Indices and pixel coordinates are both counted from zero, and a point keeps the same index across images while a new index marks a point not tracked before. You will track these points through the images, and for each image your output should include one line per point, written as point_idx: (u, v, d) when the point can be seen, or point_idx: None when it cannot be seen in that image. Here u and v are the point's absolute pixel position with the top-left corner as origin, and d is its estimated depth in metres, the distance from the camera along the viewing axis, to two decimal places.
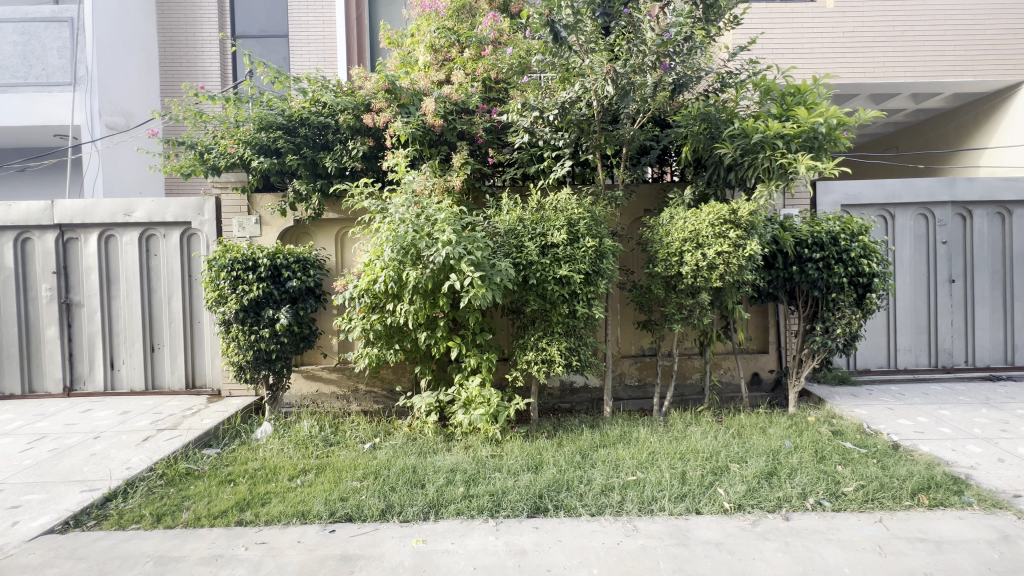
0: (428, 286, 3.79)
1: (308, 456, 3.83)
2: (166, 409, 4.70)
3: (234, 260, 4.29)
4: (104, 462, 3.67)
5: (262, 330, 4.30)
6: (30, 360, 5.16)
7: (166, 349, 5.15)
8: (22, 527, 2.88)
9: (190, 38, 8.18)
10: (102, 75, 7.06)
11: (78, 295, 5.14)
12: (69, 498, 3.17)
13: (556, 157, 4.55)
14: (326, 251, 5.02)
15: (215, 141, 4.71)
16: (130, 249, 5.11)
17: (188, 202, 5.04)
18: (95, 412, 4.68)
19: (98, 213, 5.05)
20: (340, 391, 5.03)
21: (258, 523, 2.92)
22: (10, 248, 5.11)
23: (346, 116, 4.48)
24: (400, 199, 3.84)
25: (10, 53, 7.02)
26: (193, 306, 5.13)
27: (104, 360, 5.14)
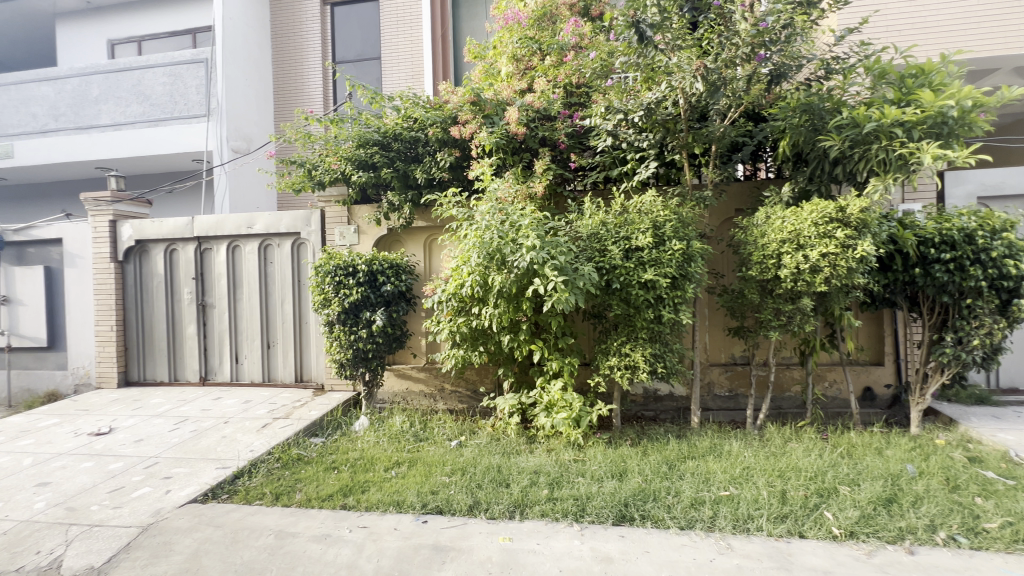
0: (512, 290, 3.89)
1: (401, 449, 4.08)
2: (280, 400, 5.27)
3: (337, 267, 4.72)
4: (233, 444, 4.21)
5: (360, 331, 4.68)
6: (175, 353, 6.04)
7: (280, 346, 5.77)
8: (173, 495, 3.39)
9: (299, 68, 9.13)
10: (229, 107, 8.08)
11: (211, 298, 5.93)
12: (208, 473, 3.67)
13: (639, 158, 4.46)
14: (416, 257, 5.34)
15: (320, 159, 5.18)
16: (252, 257, 5.80)
17: (298, 215, 5.61)
18: (224, 400, 5.38)
19: (227, 226, 5.79)
20: (428, 389, 5.30)
21: (359, 509, 3.18)
22: (161, 258, 6.03)
23: (435, 129, 4.74)
24: (485, 207, 3.96)
25: (162, 93, 8.30)
26: (301, 308, 5.69)
27: (231, 354, 5.88)
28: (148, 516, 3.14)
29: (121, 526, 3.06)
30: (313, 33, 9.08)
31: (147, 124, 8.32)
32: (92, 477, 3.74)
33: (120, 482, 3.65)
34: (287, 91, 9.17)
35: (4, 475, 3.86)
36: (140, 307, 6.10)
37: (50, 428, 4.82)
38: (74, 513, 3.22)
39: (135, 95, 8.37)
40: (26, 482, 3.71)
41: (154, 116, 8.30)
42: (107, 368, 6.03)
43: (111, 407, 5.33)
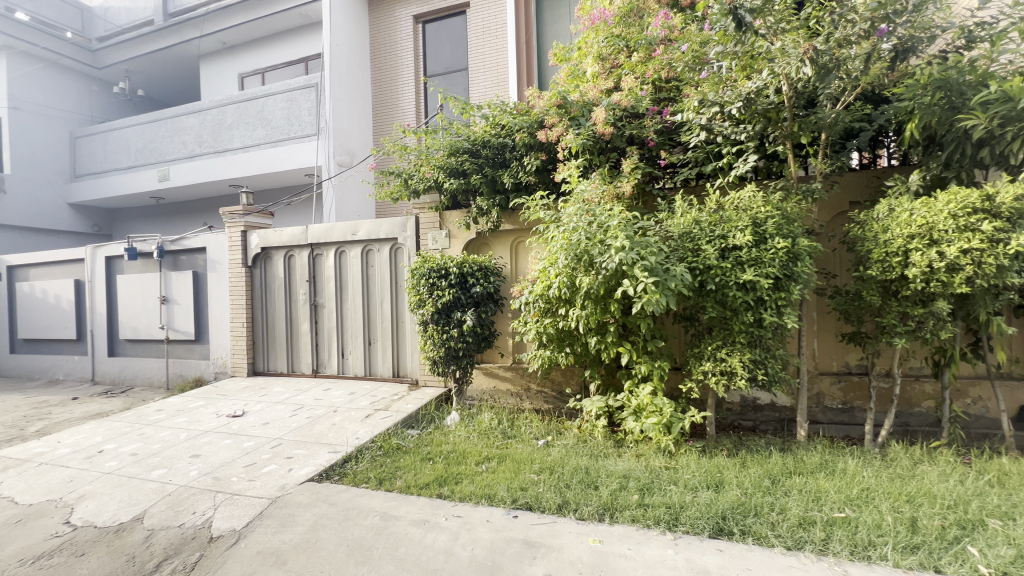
0: (600, 291, 3.85)
1: (490, 445, 4.23)
2: (379, 393, 5.71)
3: (430, 269, 5.01)
4: (341, 431, 4.64)
5: (451, 330, 4.92)
6: (292, 347, 6.79)
7: (380, 343, 6.25)
8: (295, 473, 3.83)
9: (394, 85, 9.80)
10: (336, 125, 8.90)
11: (322, 298, 6.58)
12: (322, 456, 4.09)
13: (736, 152, 4.21)
14: (503, 259, 5.50)
15: (415, 168, 5.52)
16: (355, 261, 6.35)
17: (395, 221, 6.04)
18: (333, 391, 5.94)
19: (335, 234, 6.40)
20: (514, 389, 5.43)
21: (453, 499, 3.35)
22: (281, 263, 6.81)
23: (522, 134, 4.85)
24: (572, 208, 3.98)
25: (281, 117, 9.37)
26: (398, 308, 6.12)
27: (338, 350, 6.48)
28: (275, 489, 3.58)
29: (255, 496, 3.52)
30: (407, 51, 9.69)
31: (269, 144, 9.44)
32: (231, 452, 4.34)
33: (252, 458, 4.19)
34: (384, 107, 9.88)
35: (167, 446, 4.60)
36: (264, 306, 6.94)
37: (198, 409, 5.67)
38: (219, 483, 3.76)
39: (260, 120, 9.54)
40: (183, 454, 4.40)
41: (275, 137, 9.41)
42: (239, 359, 6.94)
43: (243, 393, 6.13)
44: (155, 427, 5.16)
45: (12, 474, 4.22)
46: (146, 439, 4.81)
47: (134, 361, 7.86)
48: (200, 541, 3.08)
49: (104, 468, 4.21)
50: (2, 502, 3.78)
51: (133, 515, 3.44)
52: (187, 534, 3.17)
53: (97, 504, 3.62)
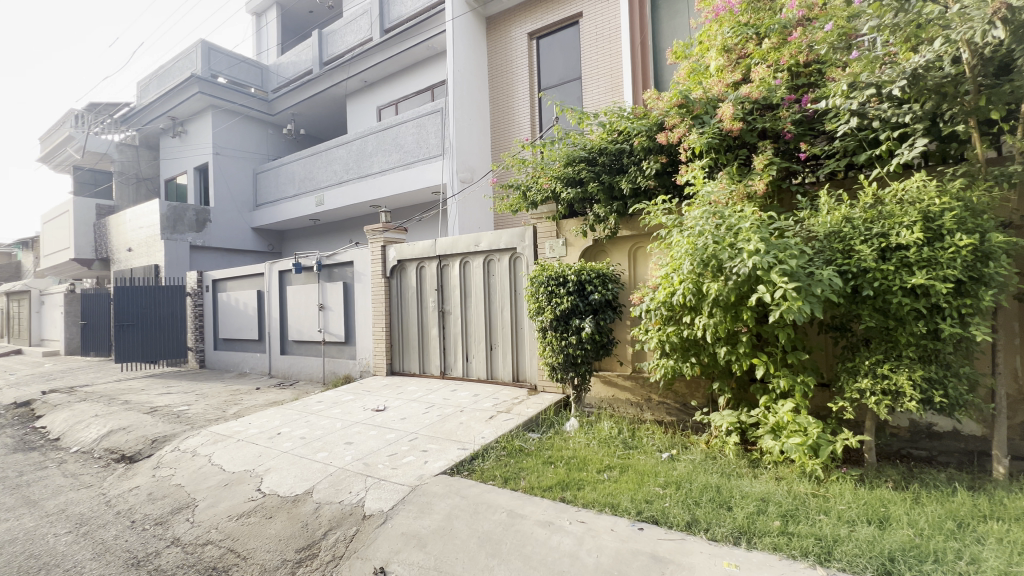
0: (731, 298, 3.61)
1: (611, 454, 4.19)
2: (501, 396, 5.99)
3: (549, 277, 5.14)
4: (468, 429, 4.97)
5: (570, 336, 4.98)
6: (423, 350, 7.44)
7: (500, 348, 6.56)
8: (430, 465, 4.20)
9: (511, 102, 10.26)
10: (459, 145, 9.61)
11: (448, 305, 7.12)
12: (452, 452, 4.43)
13: (898, 136, 3.65)
14: (621, 266, 5.42)
15: (533, 180, 5.72)
16: (478, 270, 6.76)
17: (514, 232, 6.32)
18: (459, 392, 6.38)
19: (459, 246, 6.89)
20: (634, 398, 5.31)
21: (577, 504, 3.39)
22: (414, 273, 7.52)
23: (641, 138, 4.80)
24: (698, 212, 3.80)
25: (412, 141, 10.40)
26: (518, 315, 6.38)
27: (462, 354, 6.95)
28: (414, 478, 3.96)
29: (398, 483, 3.94)
30: (522, 68, 10.08)
31: (402, 167, 10.51)
32: (376, 442, 4.92)
33: (394, 448, 4.70)
34: (501, 124, 10.39)
35: (326, 433, 5.37)
36: (400, 313, 7.71)
37: (349, 402, 6.50)
38: (368, 468, 4.29)
39: (395, 146, 10.68)
40: (339, 440, 5.09)
41: (407, 160, 10.46)
42: (380, 359, 7.81)
43: (383, 390, 6.88)
44: (317, 416, 6.03)
45: (220, 447, 5.28)
46: (310, 426, 5.66)
47: (300, 359, 9.29)
48: (356, 518, 3.55)
49: (281, 447, 5.05)
50: (215, 468, 4.75)
51: (304, 488, 4.08)
52: (346, 510, 3.66)
53: (279, 476, 4.37)
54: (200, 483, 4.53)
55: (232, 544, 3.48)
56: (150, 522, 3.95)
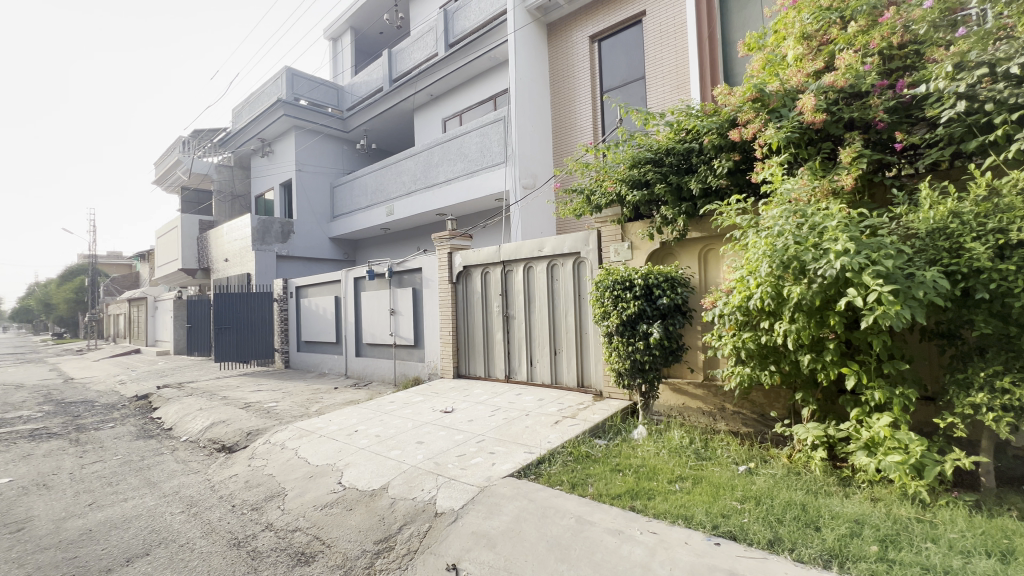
0: (816, 303, 3.36)
1: (683, 464, 4.04)
2: (566, 401, 5.97)
3: (614, 282, 5.07)
4: (534, 433, 5.00)
5: (637, 342, 4.86)
6: (488, 354, 7.59)
7: (565, 353, 6.55)
8: (498, 467, 4.28)
9: (572, 106, 10.25)
10: (521, 152, 9.76)
11: (513, 310, 7.22)
12: (519, 455, 4.48)
13: (1017, 118, 3.25)
14: (691, 270, 5.22)
15: (597, 184, 5.68)
16: (542, 275, 6.81)
17: (578, 236, 6.30)
18: (524, 396, 6.44)
19: (523, 251, 6.97)
20: (706, 407, 5.08)
21: (647, 514, 3.30)
22: (479, 278, 7.69)
23: (711, 137, 4.63)
24: (776, 211, 3.60)
25: (476, 150, 10.68)
26: (582, 319, 6.35)
27: (527, 358, 7.01)
28: (483, 479, 4.05)
29: (467, 483, 4.05)
30: (584, 72, 10.03)
31: (467, 175, 10.83)
32: (446, 442, 5.08)
33: (463, 449, 4.84)
34: (563, 129, 10.40)
35: (399, 432, 5.63)
36: (465, 318, 7.92)
37: (419, 403, 6.77)
38: (439, 467, 4.44)
39: (459, 156, 11.03)
40: (410, 439, 5.32)
41: (471, 168, 10.75)
42: (447, 362, 8.07)
43: (451, 392, 7.09)
44: (390, 415, 6.34)
45: (305, 441, 5.71)
46: (384, 425, 5.96)
47: (373, 360, 9.82)
48: (428, 515, 3.69)
49: (359, 444, 5.37)
50: (301, 461, 5.14)
51: (381, 484, 4.31)
52: (420, 506, 3.82)
53: (357, 471, 4.64)
54: (288, 473, 4.93)
55: (317, 532, 3.75)
56: (247, 507, 4.35)
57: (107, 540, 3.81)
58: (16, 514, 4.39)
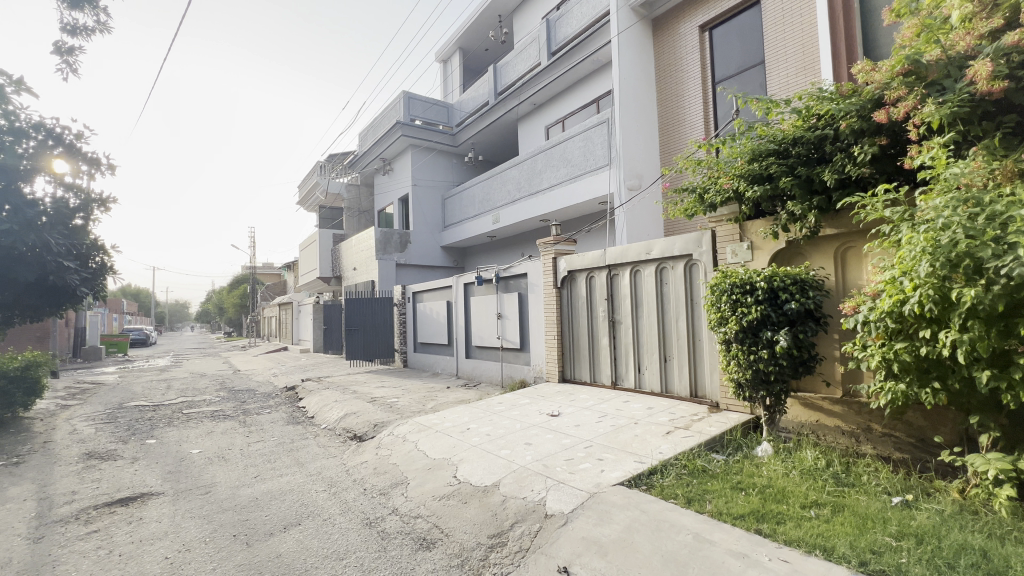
0: (998, 309, 2.81)
1: (819, 489, 3.61)
2: (678, 411, 5.67)
3: (733, 285, 4.70)
4: (645, 443, 4.84)
5: (760, 350, 4.45)
6: (594, 359, 7.51)
7: (676, 360, 6.23)
8: (607, 474, 4.22)
9: (681, 101, 9.77)
10: (625, 153, 9.57)
11: (619, 315, 7.06)
12: (629, 464, 4.37)
13: None
14: (826, 272, 4.65)
15: (711, 181, 5.33)
16: (650, 279, 6.57)
17: (690, 237, 5.99)
18: (632, 404, 6.25)
19: (630, 254, 6.80)
20: (846, 427, 4.48)
21: (777, 539, 3.00)
22: (584, 283, 7.65)
23: (849, 121, 4.11)
24: (940, 200, 3.08)
25: (579, 154, 10.67)
26: (696, 325, 6.00)
27: (635, 365, 6.80)
28: (592, 485, 4.02)
29: (577, 487, 4.05)
30: (693, 64, 9.51)
31: (570, 180, 10.86)
32: (553, 445, 5.14)
33: (570, 454, 4.85)
34: (670, 126, 9.96)
35: (508, 432, 5.82)
36: (571, 322, 7.93)
37: (526, 405, 6.93)
38: (547, 469, 4.51)
39: (563, 161, 11.11)
40: (519, 440, 5.47)
41: (575, 173, 10.77)
42: (553, 366, 8.14)
43: (557, 396, 7.14)
44: (499, 416, 6.58)
45: (423, 435, 6.16)
46: (494, 424, 6.21)
47: (482, 362, 10.26)
48: (539, 515, 3.76)
49: (471, 441, 5.66)
50: (420, 453, 5.57)
51: (493, 480, 4.49)
52: (530, 506, 3.91)
53: (471, 467, 4.89)
54: (410, 464, 5.37)
55: (436, 521, 4.03)
56: (377, 492, 4.83)
57: (269, 508, 4.49)
58: (205, 479, 5.37)
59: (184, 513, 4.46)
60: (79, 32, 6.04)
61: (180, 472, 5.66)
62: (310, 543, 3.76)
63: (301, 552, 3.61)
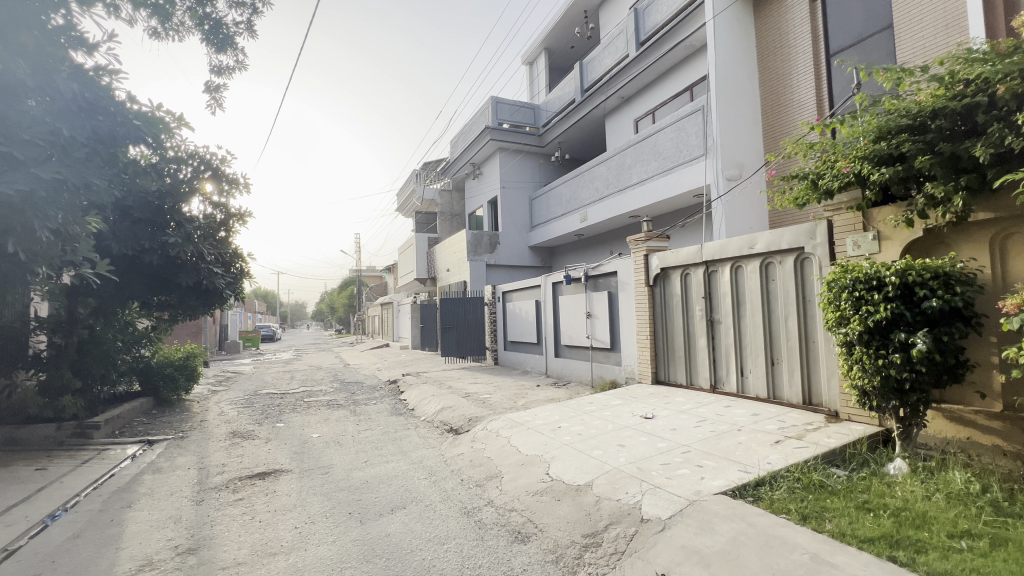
0: None
1: (972, 517, 3.10)
2: (789, 419, 5.19)
3: (855, 280, 4.18)
4: (750, 451, 4.50)
5: (890, 354, 3.91)
6: (690, 361, 7.13)
7: (786, 364, 5.71)
8: (707, 482, 3.99)
9: (787, 80, 8.94)
10: (723, 142, 8.99)
11: (718, 314, 6.64)
12: (733, 472, 4.10)
13: None
14: (978, 264, 3.98)
15: (827, 165, 4.80)
16: (754, 276, 6.09)
17: (801, 228, 5.46)
18: (735, 409, 5.84)
19: (730, 249, 6.36)
20: (1008, 447, 3.79)
21: (916, 570, 2.63)
22: (679, 280, 7.31)
23: (1008, 84, 3.47)
24: None
25: (672, 145, 10.20)
26: (808, 325, 5.46)
27: (737, 368, 6.35)
28: (692, 493, 3.83)
29: (675, 494, 3.89)
30: (802, 38, 8.67)
31: (662, 173, 10.42)
32: (648, 448, 4.98)
33: (667, 458, 4.66)
34: (776, 108, 9.16)
35: (600, 433, 5.75)
36: (664, 322, 7.61)
37: (618, 406, 6.78)
38: (642, 473, 4.38)
39: (654, 155, 10.69)
40: (612, 441, 5.38)
41: (667, 166, 10.30)
42: (645, 367, 7.87)
43: (651, 398, 6.89)
44: (590, 416, 6.51)
45: (515, 431, 6.31)
46: (585, 424, 6.16)
47: (571, 362, 10.22)
48: (634, 519, 3.68)
49: (563, 439, 5.68)
50: (513, 449, 5.71)
51: (586, 480, 4.47)
52: (625, 509, 3.83)
53: (563, 466, 4.91)
54: (504, 458, 5.53)
55: (530, 516, 4.11)
56: (473, 483, 5.05)
57: (378, 491, 4.89)
58: (324, 461, 6.01)
59: (309, 489, 5.04)
60: (224, 73, 7.07)
61: (304, 453, 6.39)
62: (414, 526, 4.03)
63: (407, 533, 3.89)
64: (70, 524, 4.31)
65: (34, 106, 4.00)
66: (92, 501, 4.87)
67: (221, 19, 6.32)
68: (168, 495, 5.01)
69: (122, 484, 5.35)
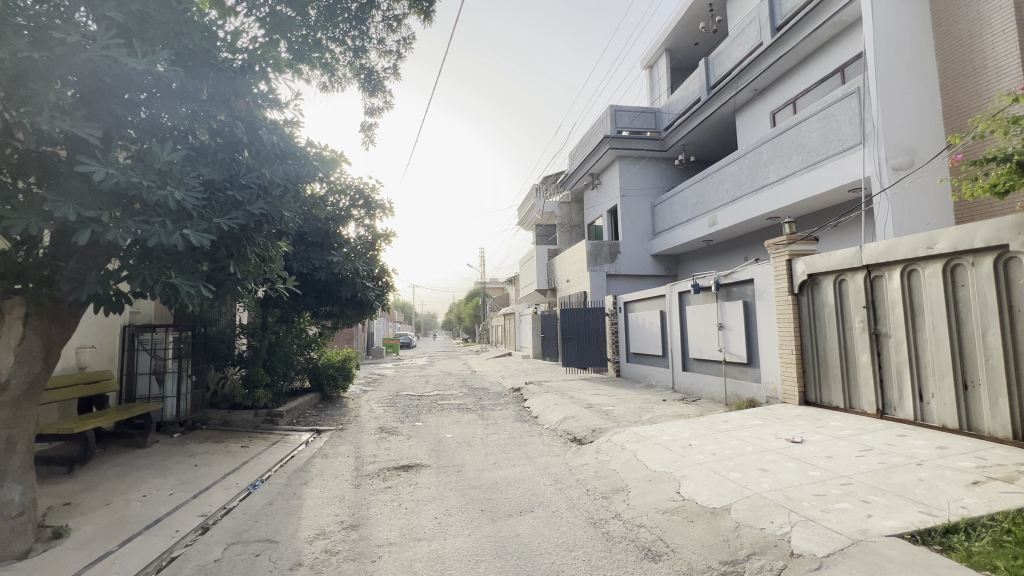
0: None
1: None
2: (992, 457, 4.23)
3: None
4: (934, 491, 3.77)
5: None
6: (849, 381, 6.20)
7: (986, 389, 4.67)
8: (877, 521, 3.44)
9: (976, 43, 7.42)
10: (887, 127, 7.77)
11: (886, 327, 5.70)
12: (912, 514, 3.47)
13: None
14: None
15: None
16: (934, 282, 5.12)
17: (1004, 222, 4.46)
18: (912, 439, 4.93)
19: (901, 250, 5.43)
20: None
21: None
22: (832, 289, 6.44)
23: None
24: None
25: (818, 137, 9.11)
26: (1018, 341, 4.42)
27: (913, 391, 5.37)
28: (855, 531, 3.34)
29: (833, 530, 3.42)
30: None
31: (806, 168, 9.37)
32: (797, 476, 4.45)
33: (822, 489, 4.12)
34: (960, 78, 7.65)
35: (738, 454, 5.29)
36: (814, 336, 6.75)
37: (759, 427, 6.16)
38: (791, 502, 3.93)
39: (796, 149, 9.63)
40: (752, 465, 4.91)
41: (813, 159, 9.24)
42: (791, 386, 7.04)
43: (799, 421, 6.15)
44: (725, 435, 6.03)
45: (642, 446, 6.11)
46: (720, 443, 5.73)
47: (702, 376, 9.57)
48: (782, 551, 3.32)
49: (694, 458, 5.36)
50: (641, 464, 5.54)
51: (722, 503, 4.16)
52: (770, 540, 3.48)
53: (696, 486, 4.63)
54: (630, 473, 5.38)
55: (661, 534, 3.96)
56: (600, 494, 5.01)
57: (506, 493, 5.13)
58: (457, 460, 6.48)
59: (445, 484, 5.49)
60: (375, 113, 8.16)
61: (440, 451, 6.96)
62: (542, 529, 4.16)
63: (536, 536, 4.02)
64: (266, 493, 5.31)
65: (248, 156, 5.04)
66: (281, 476, 5.93)
67: (373, 68, 7.33)
68: (334, 477, 5.87)
69: (300, 465, 6.41)
